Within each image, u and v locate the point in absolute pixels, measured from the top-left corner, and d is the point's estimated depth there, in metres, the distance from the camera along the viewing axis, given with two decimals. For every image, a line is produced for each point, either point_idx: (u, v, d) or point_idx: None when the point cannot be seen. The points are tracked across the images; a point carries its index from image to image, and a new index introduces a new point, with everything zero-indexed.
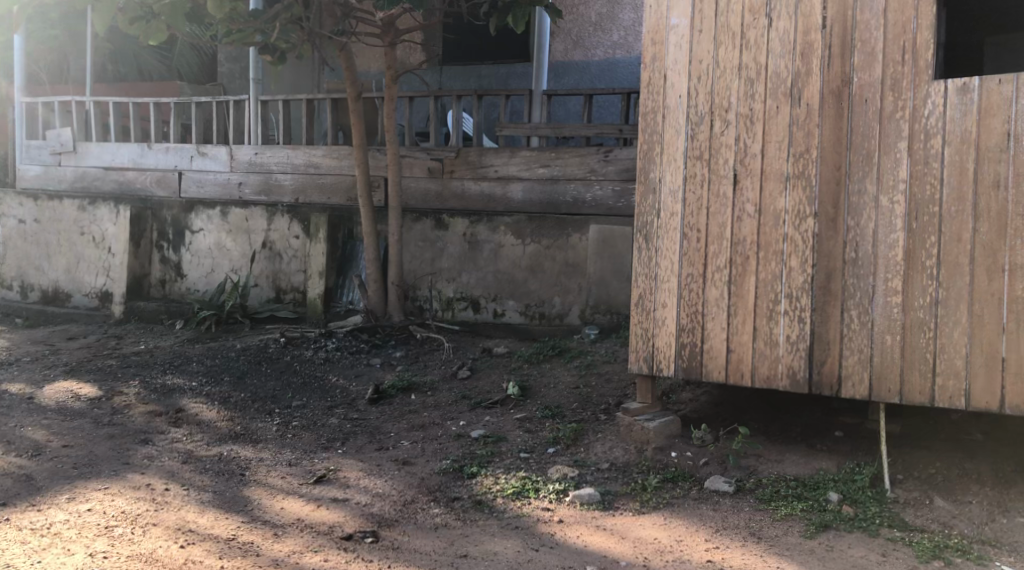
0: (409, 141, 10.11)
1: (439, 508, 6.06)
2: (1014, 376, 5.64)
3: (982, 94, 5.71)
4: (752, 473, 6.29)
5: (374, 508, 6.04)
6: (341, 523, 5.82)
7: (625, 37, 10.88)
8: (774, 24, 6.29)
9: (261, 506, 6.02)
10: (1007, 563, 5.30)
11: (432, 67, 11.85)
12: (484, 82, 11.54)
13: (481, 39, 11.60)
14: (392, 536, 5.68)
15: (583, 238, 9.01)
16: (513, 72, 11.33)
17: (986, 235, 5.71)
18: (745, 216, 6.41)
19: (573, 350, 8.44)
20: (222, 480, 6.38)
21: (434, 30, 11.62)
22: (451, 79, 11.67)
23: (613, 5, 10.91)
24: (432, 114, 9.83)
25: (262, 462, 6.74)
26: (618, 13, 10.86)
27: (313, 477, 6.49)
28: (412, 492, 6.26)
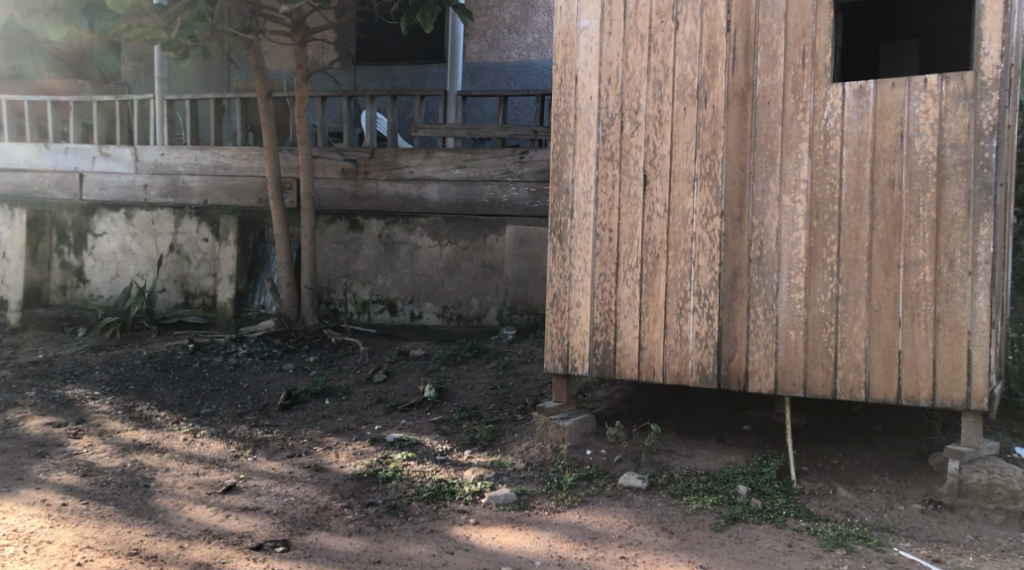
0: (322, 142, 9.90)
1: (351, 514, 6.04)
2: (911, 367, 5.86)
3: (876, 97, 5.93)
4: (664, 469, 6.42)
5: (286, 516, 5.99)
6: (250, 534, 5.75)
7: (539, 40, 10.96)
8: (680, 27, 6.42)
9: (164, 518, 5.92)
10: (905, 548, 5.53)
11: (346, 67, 11.74)
12: (399, 83, 11.50)
13: (397, 38, 11.55)
14: (303, 544, 5.64)
15: (500, 239, 9.03)
16: (428, 73, 11.32)
17: (882, 233, 5.93)
18: (655, 216, 6.52)
19: (490, 351, 8.45)
20: (123, 493, 6.24)
21: (346, 29, 11.51)
22: (364, 80, 11.58)
23: (527, 8, 10.95)
24: (344, 113, 9.73)
25: (168, 472, 6.63)
26: (531, 16, 10.92)
27: (222, 486, 6.41)
28: (327, 499, 6.22)
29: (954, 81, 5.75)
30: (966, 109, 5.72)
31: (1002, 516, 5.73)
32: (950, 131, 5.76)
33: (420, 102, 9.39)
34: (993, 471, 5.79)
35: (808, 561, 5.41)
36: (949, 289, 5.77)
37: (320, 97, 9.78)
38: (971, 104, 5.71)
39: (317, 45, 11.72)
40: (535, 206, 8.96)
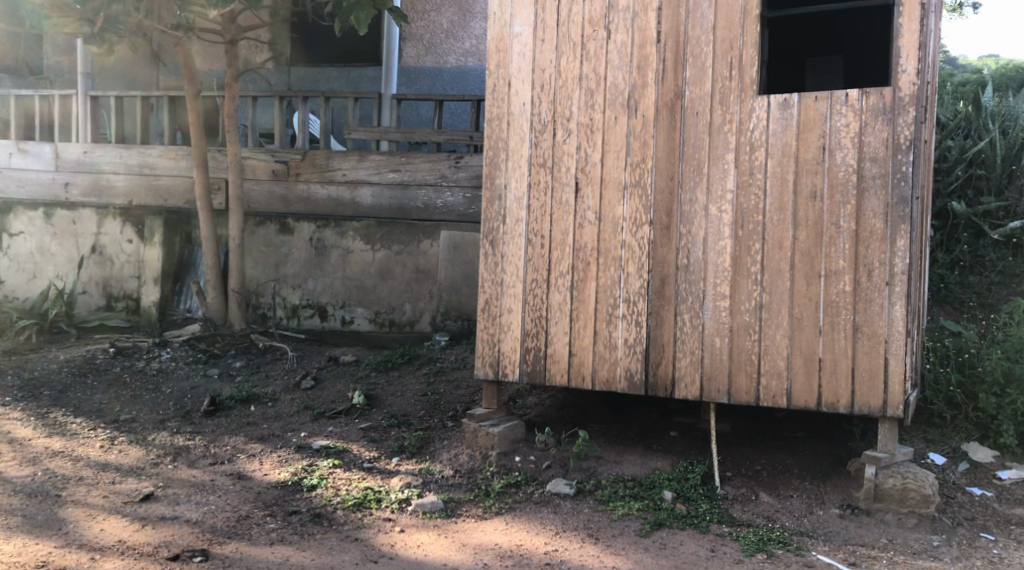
0: (252, 143, 9.75)
1: (274, 523, 6.07)
2: (830, 375, 6.00)
3: (800, 110, 6.07)
4: (592, 475, 6.50)
5: (205, 525, 5.98)
6: (166, 543, 5.73)
7: (477, 46, 10.77)
8: (611, 37, 6.49)
9: (77, 529, 5.85)
10: (822, 552, 5.70)
11: (280, 68, 11.56)
12: (335, 85, 11.43)
13: (333, 40, 11.43)
14: (221, 553, 5.65)
15: (434, 244, 9.03)
16: (365, 76, 11.29)
17: (805, 243, 6.06)
18: (586, 223, 6.57)
19: (422, 357, 8.42)
20: (34, 504, 6.12)
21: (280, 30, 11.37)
22: (300, 81, 11.48)
23: (464, 13, 10.77)
24: (275, 114, 9.59)
25: (82, 481, 6.51)
26: (469, 22, 10.74)
27: (139, 495, 6.33)
28: (249, 508, 6.24)
29: (873, 95, 5.90)
30: (886, 123, 5.87)
31: (915, 519, 5.89)
32: (870, 145, 5.91)
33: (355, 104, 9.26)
34: (906, 475, 5.93)
35: (728, 566, 5.55)
36: (867, 299, 5.92)
37: (252, 97, 9.64)
38: (889, 119, 5.87)
39: (251, 45, 11.57)
40: (471, 211, 8.90)
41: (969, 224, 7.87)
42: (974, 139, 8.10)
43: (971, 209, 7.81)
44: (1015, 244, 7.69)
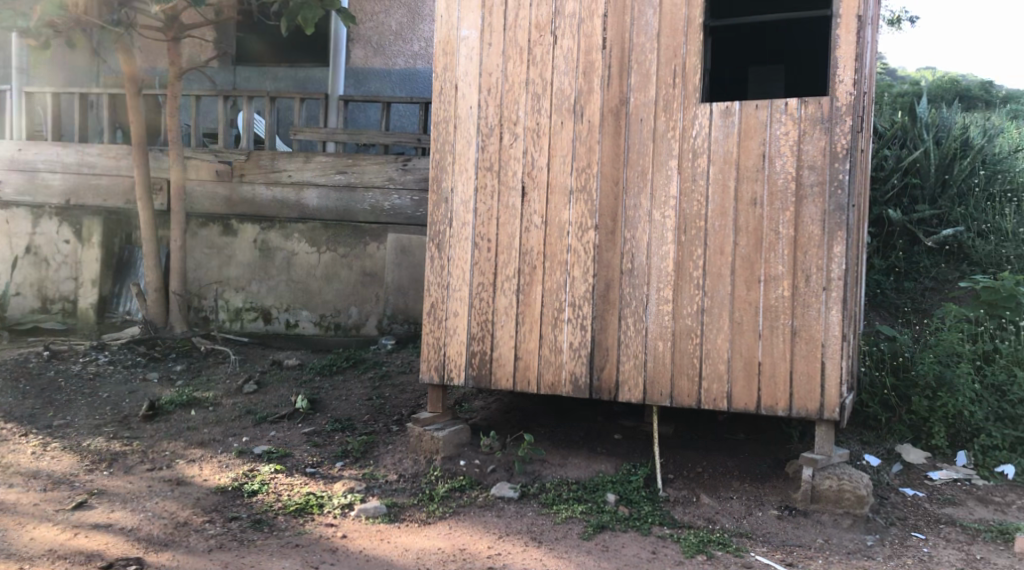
0: (195, 143, 9.59)
1: (212, 530, 6.01)
2: (769, 378, 6.11)
3: (741, 118, 6.17)
4: (536, 479, 6.56)
5: (140, 533, 5.90)
6: (100, 552, 5.67)
7: (426, 48, 10.59)
8: (558, 42, 6.55)
9: (8, 539, 5.75)
10: (760, 553, 5.80)
11: (225, 67, 11.36)
12: (281, 85, 11.24)
13: (278, 39, 11.26)
14: (157, 562, 5.61)
15: (380, 247, 8.96)
16: (311, 76, 11.14)
17: (745, 249, 6.17)
18: (532, 227, 6.61)
19: (368, 361, 8.36)
20: None
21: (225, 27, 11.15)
22: (245, 81, 11.29)
23: (412, 14, 10.55)
24: (219, 114, 9.46)
25: (13, 488, 6.37)
26: (418, 24, 10.53)
27: (72, 503, 6.20)
28: (186, 515, 6.16)
29: (812, 105, 6.02)
30: (824, 132, 6.00)
31: (849, 520, 6.01)
32: (808, 153, 6.03)
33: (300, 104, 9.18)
34: (842, 477, 6.06)
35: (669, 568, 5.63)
36: (805, 303, 6.04)
37: (196, 96, 9.52)
38: (827, 128, 6.00)
39: (194, 43, 11.33)
40: (419, 214, 8.87)
41: (904, 231, 8.11)
42: (910, 149, 8.32)
43: (906, 217, 8.05)
44: (947, 251, 7.98)
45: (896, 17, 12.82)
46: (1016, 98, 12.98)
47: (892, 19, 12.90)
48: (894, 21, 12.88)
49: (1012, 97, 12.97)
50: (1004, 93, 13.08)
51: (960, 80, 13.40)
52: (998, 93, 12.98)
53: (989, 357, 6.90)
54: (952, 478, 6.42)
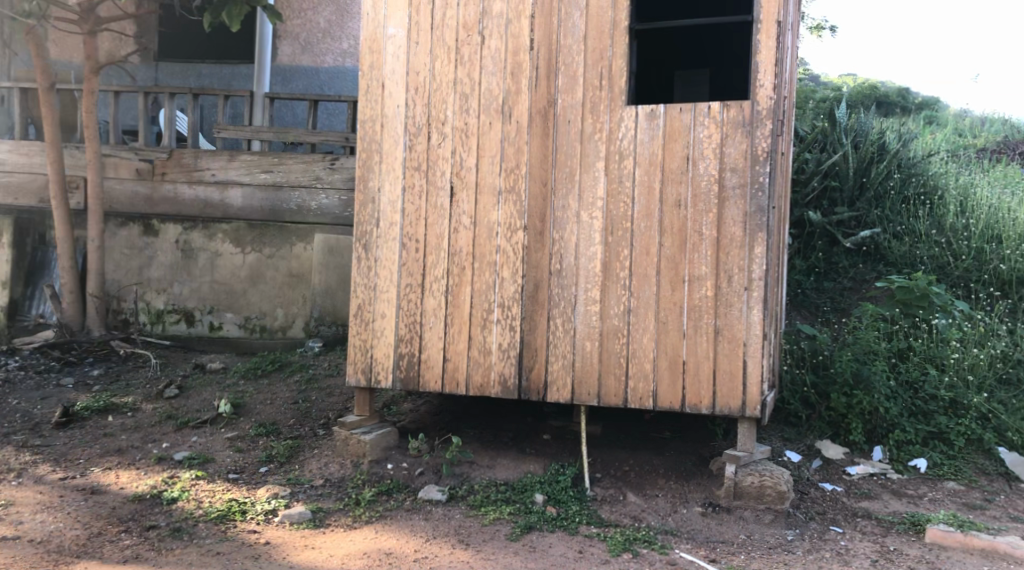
0: (113, 140, 9.24)
1: (129, 539, 5.85)
2: (693, 376, 6.21)
3: (665, 121, 6.27)
4: (464, 481, 6.54)
5: (52, 545, 5.72)
6: (10, 565, 5.48)
7: (355, 47, 10.38)
8: (485, 42, 6.58)
9: None
10: (685, 550, 5.88)
11: (145, 63, 10.86)
12: (206, 82, 10.80)
13: (202, 36, 10.99)
14: None
15: (307, 247, 8.81)
16: (238, 73, 10.75)
17: (670, 250, 6.26)
18: (461, 227, 6.64)
19: (294, 364, 8.18)
20: None
21: (147, 21, 10.74)
22: (169, 77, 10.77)
23: (343, 13, 10.33)
24: (138, 112, 9.15)
25: None
26: (347, 22, 10.32)
27: None
28: (102, 524, 5.98)
29: (733, 108, 6.14)
30: (745, 136, 6.12)
31: (771, 516, 6.14)
32: (730, 156, 6.14)
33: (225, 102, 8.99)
34: (763, 473, 6.19)
35: (596, 566, 5.68)
36: (727, 303, 6.15)
37: (114, 92, 9.17)
38: (748, 131, 6.11)
39: (113, 37, 10.81)
40: (346, 214, 8.72)
41: (824, 233, 8.36)
42: (830, 153, 8.53)
43: (825, 218, 8.30)
44: (864, 251, 8.23)
45: (817, 25, 13.11)
46: (933, 104, 13.34)
47: (814, 26, 13.16)
48: (816, 28, 13.15)
49: (930, 103, 13.32)
50: (921, 99, 13.42)
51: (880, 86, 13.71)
52: (915, 99, 13.32)
53: (904, 354, 7.12)
54: (869, 472, 6.60)
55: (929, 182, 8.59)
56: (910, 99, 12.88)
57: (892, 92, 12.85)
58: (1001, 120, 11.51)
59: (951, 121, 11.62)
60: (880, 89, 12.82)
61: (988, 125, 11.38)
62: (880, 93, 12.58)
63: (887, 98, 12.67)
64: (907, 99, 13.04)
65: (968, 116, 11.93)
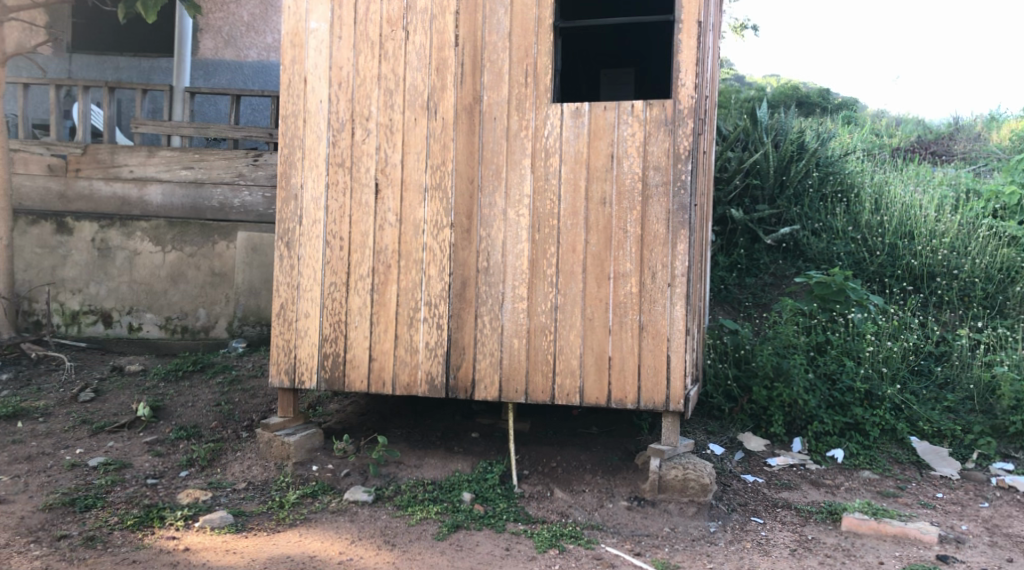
0: (22, 134, 8.89)
1: (40, 550, 5.64)
2: (619, 372, 6.26)
3: (590, 119, 6.30)
4: (391, 481, 6.49)
5: None
6: None
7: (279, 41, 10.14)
8: (409, 38, 6.53)
9: None
10: (611, 544, 5.92)
11: (59, 54, 10.42)
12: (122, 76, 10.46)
13: (118, 28, 10.66)
14: None
15: (230, 246, 8.58)
16: (158, 67, 10.46)
17: (595, 247, 6.29)
18: (386, 225, 6.57)
19: (216, 365, 8.00)
20: None
21: (60, 11, 10.37)
22: (83, 69, 10.37)
23: (267, 6, 10.11)
24: (51, 106, 8.83)
25: None
26: (271, 15, 10.07)
27: None
28: (11, 535, 5.75)
29: (656, 107, 6.21)
30: (667, 134, 6.19)
31: (694, 508, 6.22)
32: (653, 153, 6.21)
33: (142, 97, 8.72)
34: (687, 467, 6.27)
35: (523, 564, 5.68)
36: (651, 298, 6.21)
37: (23, 84, 8.81)
38: (670, 129, 6.19)
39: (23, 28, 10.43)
40: (271, 212, 8.57)
41: (745, 230, 8.58)
42: (752, 152, 8.76)
43: (747, 215, 8.52)
44: (784, 248, 8.46)
45: (740, 24, 13.35)
46: (851, 103, 13.68)
47: (737, 25, 13.40)
48: (738, 27, 13.39)
49: (848, 102, 13.67)
50: (841, 99, 13.75)
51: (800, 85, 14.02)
52: (835, 99, 13.66)
53: (821, 348, 7.31)
54: (789, 463, 6.77)
55: (845, 180, 8.85)
56: (829, 99, 13.20)
57: (813, 93, 13.12)
58: (914, 120, 11.84)
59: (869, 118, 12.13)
60: (803, 90, 13.22)
61: (902, 125, 11.69)
62: (802, 94, 12.87)
63: (808, 99, 13.06)
64: (828, 99, 13.32)
65: (884, 116, 12.25)
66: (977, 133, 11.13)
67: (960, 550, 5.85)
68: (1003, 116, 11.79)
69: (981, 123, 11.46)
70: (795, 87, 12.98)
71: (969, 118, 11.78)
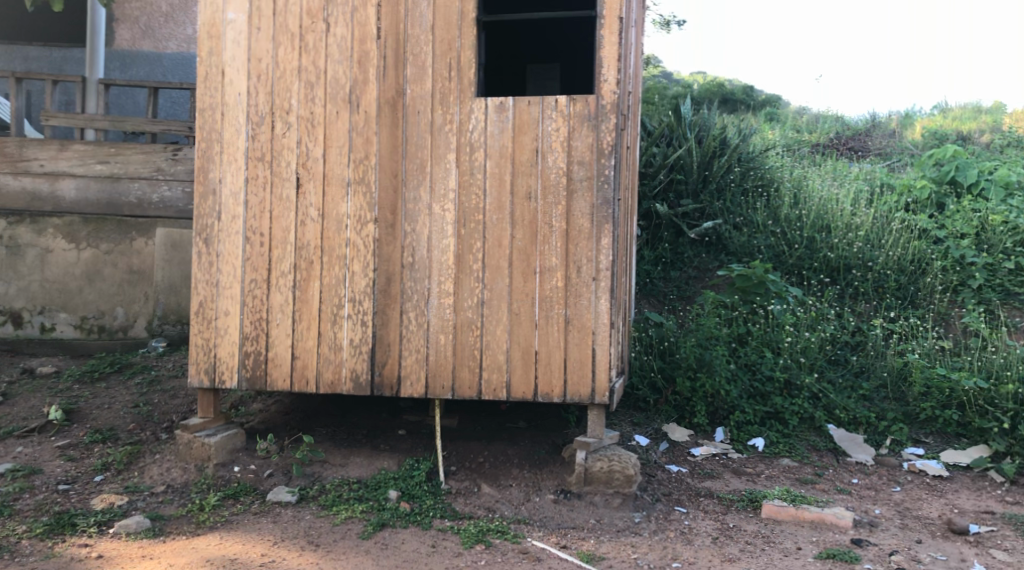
0: None
1: None
2: (546, 366, 6.27)
3: (514, 113, 6.28)
4: (315, 481, 6.38)
5: None
6: None
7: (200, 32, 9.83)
8: (330, 30, 6.41)
9: None
10: (537, 538, 5.93)
11: None
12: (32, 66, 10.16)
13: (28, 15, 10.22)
14: None
15: (149, 243, 8.31)
16: (72, 58, 10.14)
17: (521, 242, 6.28)
18: (308, 220, 6.45)
19: (135, 365, 7.78)
20: None
21: None
22: None
23: None
24: None
25: None
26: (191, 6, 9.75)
27: None
28: None
29: (580, 102, 6.21)
30: (591, 129, 6.21)
31: (620, 499, 6.26)
32: (577, 148, 6.22)
33: (53, 87, 8.39)
34: (612, 458, 6.31)
35: (449, 560, 5.66)
36: (577, 293, 6.23)
37: None
38: (594, 125, 6.21)
39: None
40: (191, 208, 8.31)
41: (670, 224, 8.68)
42: (676, 147, 8.90)
43: (672, 210, 8.63)
44: (708, 242, 8.62)
45: (666, 21, 13.51)
46: (774, 100, 13.96)
47: (663, 21, 13.53)
48: (664, 23, 13.53)
49: (771, 98, 13.97)
50: (764, 97, 14.07)
51: (726, 81, 14.24)
52: (759, 96, 13.96)
53: (742, 339, 7.47)
54: (712, 453, 6.88)
55: (766, 174, 9.02)
56: (753, 97, 13.66)
57: (737, 90, 13.55)
58: (833, 116, 12.10)
59: (790, 114, 12.51)
60: (727, 87, 13.67)
61: (821, 120, 11.93)
62: (726, 91, 13.35)
63: (733, 96, 13.49)
64: (751, 96, 13.74)
65: (805, 111, 12.48)
66: (892, 130, 11.45)
67: (873, 533, 6.02)
68: (917, 115, 12.13)
69: (896, 121, 11.78)
70: (720, 85, 13.44)
71: (885, 115, 12.13)
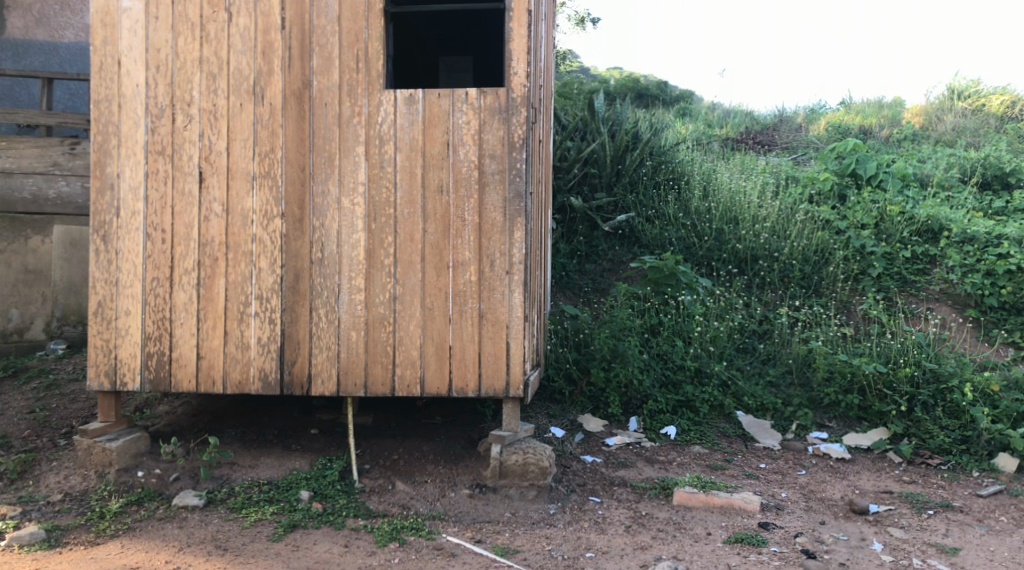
0: None
1: None
2: (459, 361, 6.22)
3: (424, 106, 6.19)
4: (224, 483, 6.20)
5: None
6: None
7: None
8: (232, 20, 6.22)
9: None
10: (451, 534, 5.88)
11: None
12: None
13: None
14: None
15: (45, 240, 7.96)
16: None
17: (433, 236, 6.21)
18: (212, 215, 6.26)
19: (31, 369, 7.44)
20: None
21: None
22: None
23: None
24: None
25: None
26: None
27: None
28: None
29: (490, 95, 6.15)
30: (502, 122, 6.16)
31: (535, 491, 6.24)
32: (488, 141, 6.17)
33: None
34: (527, 451, 6.26)
35: (361, 560, 5.57)
36: (490, 287, 6.19)
37: None
38: (504, 118, 6.16)
39: None
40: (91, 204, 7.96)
41: (585, 217, 8.76)
42: (590, 141, 9.02)
43: (586, 204, 8.65)
44: (621, 235, 8.77)
45: (580, 18, 13.56)
46: (687, 95, 14.18)
47: (577, 18, 13.57)
48: (578, 20, 13.58)
49: (685, 94, 14.19)
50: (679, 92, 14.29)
51: (640, 77, 14.39)
52: (673, 91, 14.18)
53: (655, 330, 7.59)
54: (625, 442, 6.92)
55: (676, 168, 9.16)
56: (669, 91, 13.88)
57: (651, 86, 13.71)
58: (742, 111, 12.34)
59: (702, 109, 12.77)
60: (642, 82, 13.87)
61: (731, 116, 12.20)
62: (641, 87, 13.50)
63: (649, 90, 13.71)
64: (666, 91, 13.93)
65: (716, 106, 12.71)
66: (797, 125, 11.72)
67: (779, 516, 6.16)
68: (822, 110, 12.43)
69: (801, 115, 12.07)
70: (635, 79, 13.64)
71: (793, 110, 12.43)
